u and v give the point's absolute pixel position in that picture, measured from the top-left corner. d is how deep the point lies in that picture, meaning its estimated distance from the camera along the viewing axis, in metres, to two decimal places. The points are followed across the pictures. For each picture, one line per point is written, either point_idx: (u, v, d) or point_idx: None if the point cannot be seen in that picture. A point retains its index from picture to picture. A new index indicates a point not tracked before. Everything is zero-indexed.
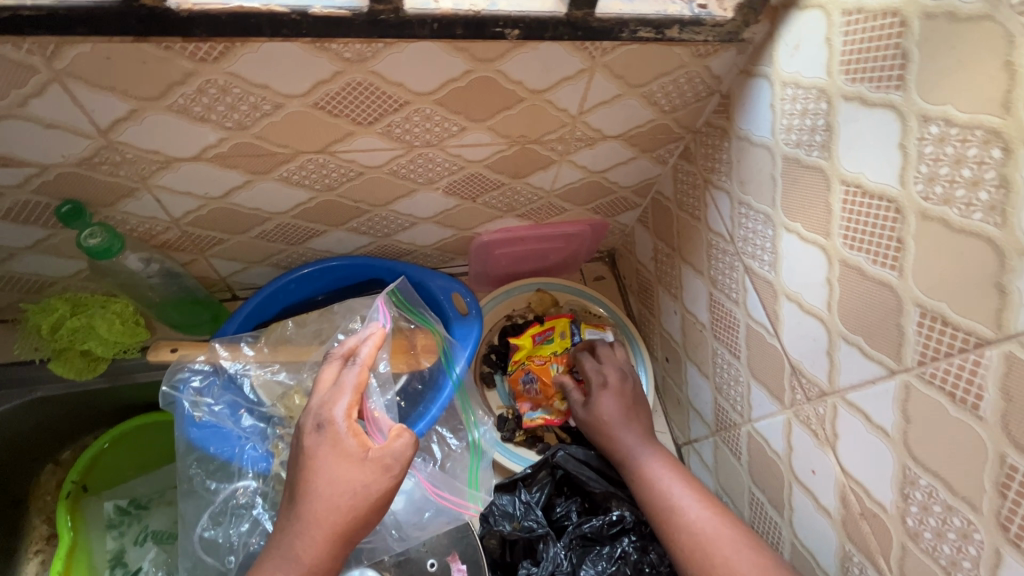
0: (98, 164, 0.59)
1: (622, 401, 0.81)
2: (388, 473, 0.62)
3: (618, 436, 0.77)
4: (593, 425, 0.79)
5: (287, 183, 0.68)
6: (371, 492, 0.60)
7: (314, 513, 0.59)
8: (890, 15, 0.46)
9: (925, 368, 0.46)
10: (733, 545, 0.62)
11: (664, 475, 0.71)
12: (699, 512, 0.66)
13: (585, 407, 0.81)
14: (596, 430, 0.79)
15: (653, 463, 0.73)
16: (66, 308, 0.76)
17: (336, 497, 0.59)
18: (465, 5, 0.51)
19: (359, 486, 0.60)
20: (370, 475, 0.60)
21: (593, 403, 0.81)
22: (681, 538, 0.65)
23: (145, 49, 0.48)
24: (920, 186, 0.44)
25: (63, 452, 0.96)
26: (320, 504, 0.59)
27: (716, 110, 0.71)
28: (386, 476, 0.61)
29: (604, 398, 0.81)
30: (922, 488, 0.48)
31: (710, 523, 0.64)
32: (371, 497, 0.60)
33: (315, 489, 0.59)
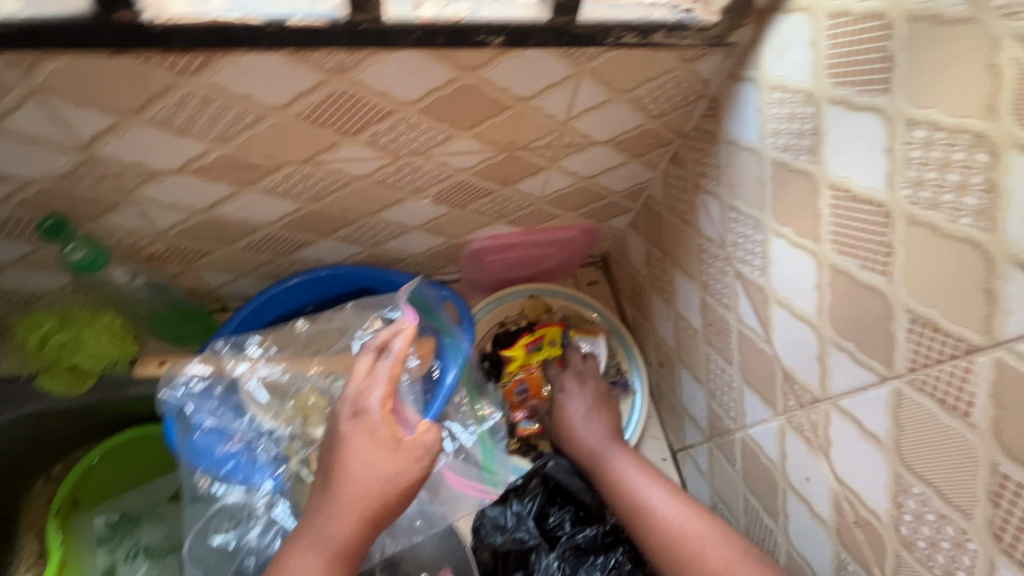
0: (80, 178, 0.59)
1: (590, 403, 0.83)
2: (418, 463, 0.63)
3: (583, 436, 0.79)
4: (560, 426, 0.82)
5: (273, 194, 0.68)
6: (402, 479, 0.61)
7: (348, 496, 0.60)
8: (875, 18, 0.45)
9: (916, 375, 0.45)
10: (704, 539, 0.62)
11: (634, 475, 0.71)
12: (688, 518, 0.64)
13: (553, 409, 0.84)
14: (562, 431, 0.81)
15: (622, 462, 0.74)
16: (54, 323, 0.75)
17: (368, 482, 0.60)
18: (446, 14, 0.51)
19: (390, 474, 0.61)
20: (401, 463, 0.62)
21: (562, 405, 0.84)
22: (652, 533, 0.65)
23: (122, 62, 0.47)
24: (908, 191, 0.44)
25: (55, 467, 0.96)
26: (353, 488, 0.60)
27: (705, 114, 0.70)
28: (416, 466, 0.62)
29: (571, 400, 0.83)
30: (915, 497, 0.47)
31: (684, 517, 0.65)
32: (401, 484, 0.61)
33: (349, 473, 0.60)
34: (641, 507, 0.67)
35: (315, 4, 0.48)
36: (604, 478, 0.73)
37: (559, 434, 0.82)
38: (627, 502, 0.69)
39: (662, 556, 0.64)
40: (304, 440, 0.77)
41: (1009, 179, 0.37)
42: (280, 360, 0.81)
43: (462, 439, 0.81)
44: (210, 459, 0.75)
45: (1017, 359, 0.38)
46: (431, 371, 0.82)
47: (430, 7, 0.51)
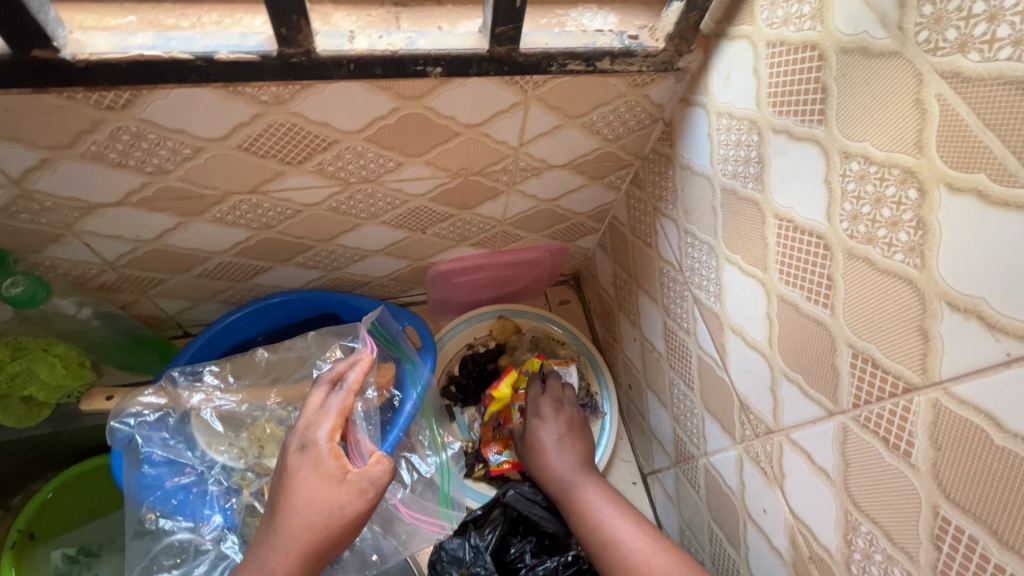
0: (16, 213, 0.58)
1: (565, 428, 0.80)
2: (363, 496, 0.61)
3: (554, 464, 0.76)
4: (533, 453, 0.79)
5: (223, 223, 0.66)
6: (345, 512, 0.60)
7: (290, 529, 0.58)
8: (810, 49, 0.44)
9: (860, 412, 0.44)
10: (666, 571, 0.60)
11: (598, 505, 0.69)
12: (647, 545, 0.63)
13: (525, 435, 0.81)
14: (533, 458, 0.78)
15: (591, 493, 0.71)
16: (6, 354, 0.70)
17: (311, 516, 0.58)
18: (382, 45, 0.50)
19: (333, 507, 0.59)
20: (346, 496, 0.60)
21: (534, 429, 0.80)
22: (618, 569, 0.63)
23: (45, 99, 0.46)
24: (845, 224, 0.43)
25: (13, 498, 0.94)
26: (296, 522, 0.58)
27: (661, 137, 0.70)
28: (362, 499, 0.61)
29: (544, 426, 0.80)
30: (863, 535, 0.46)
31: (644, 552, 0.62)
32: (344, 518, 0.60)
33: (293, 506, 0.59)
34: (610, 540, 0.65)
35: (245, 37, 0.47)
36: (572, 510, 0.71)
37: (531, 461, 0.79)
38: (596, 534, 0.66)
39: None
40: (259, 471, 0.73)
41: (937, 216, 0.36)
42: (237, 390, 0.76)
43: (421, 470, 0.80)
44: (157, 492, 0.70)
45: (951, 400, 0.37)
46: (391, 399, 0.81)
47: (365, 39, 0.50)
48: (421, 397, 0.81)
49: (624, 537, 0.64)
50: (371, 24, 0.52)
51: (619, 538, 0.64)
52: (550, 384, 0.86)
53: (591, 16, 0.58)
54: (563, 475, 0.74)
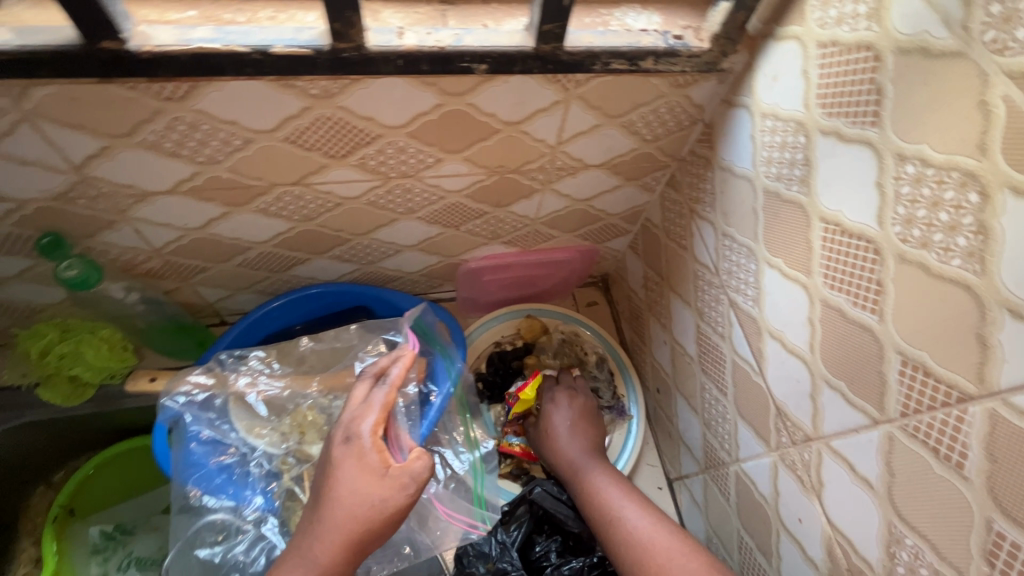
0: (75, 199, 0.60)
1: (577, 416, 0.81)
2: (404, 492, 0.61)
3: (565, 448, 0.77)
4: (545, 437, 0.80)
5: (266, 214, 0.68)
6: (386, 506, 0.60)
7: (333, 519, 0.59)
8: (865, 49, 0.44)
9: (908, 421, 0.43)
10: (668, 548, 0.60)
11: (610, 492, 0.69)
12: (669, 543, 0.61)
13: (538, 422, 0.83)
14: (546, 443, 0.80)
15: (597, 474, 0.72)
16: (55, 334, 0.77)
17: (354, 507, 0.60)
18: (430, 41, 0.50)
19: (375, 500, 0.60)
20: (387, 491, 0.61)
21: (548, 415, 0.82)
22: (620, 545, 0.63)
23: (110, 89, 0.48)
24: (898, 228, 0.42)
25: (55, 474, 0.98)
26: (339, 512, 0.59)
27: (700, 139, 0.69)
28: (402, 494, 0.61)
29: (557, 413, 0.82)
30: (908, 549, 0.45)
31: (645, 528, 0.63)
32: (386, 511, 0.60)
33: (336, 497, 0.60)
34: (613, 516, 0.66)
35: (299, 32, 0.48)
36: (579, 490, 0.72)
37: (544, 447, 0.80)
38: (600, 510, 0.68)
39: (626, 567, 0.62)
40: (299, 456, 0.74)
41: (1000, 221, 0.35)
42: (282, 376, 0.78)
43: (454, 466, 0.81)
44: (203, 471, 0.72)
45: (1009, 411, 0.36)
46: (423, 394, 0.82)
47: (414, 35, 0.50)
48: (454, 390, 0.81)
49: (627, 514, 0.65)
50: (419, 21, 0.53)
51: (621, 514, 0.66)
52: (563, 376, 0.88)
53: (635, 15, 0.58)
54: (572, 458, 0.76)
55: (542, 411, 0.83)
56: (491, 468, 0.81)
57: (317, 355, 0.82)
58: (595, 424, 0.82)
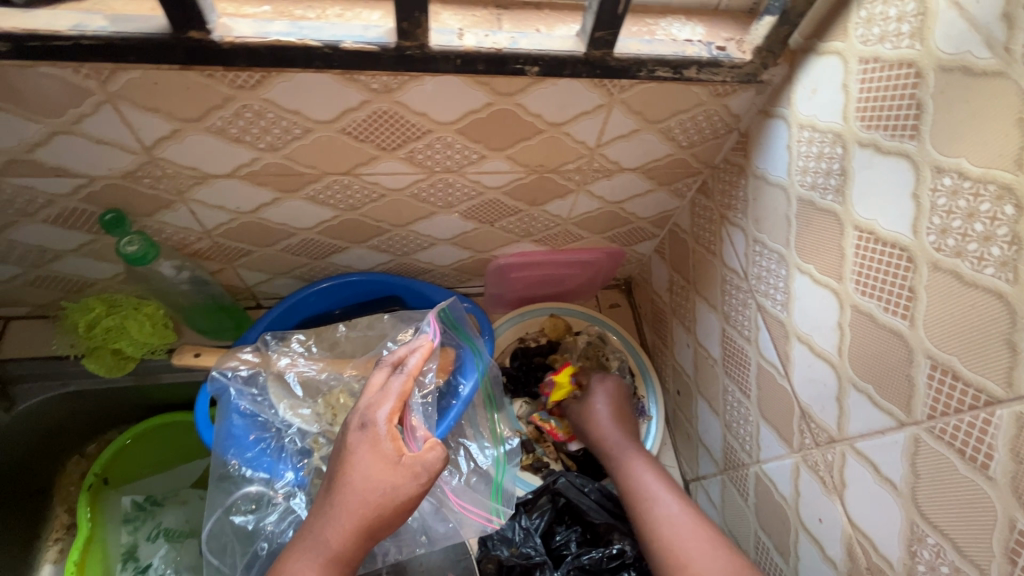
0: (140, 177, 0.64)
1: (613, 402, 0.84)
2: (416, 480, 0.63)
3: (603, 432, 0.81)
4: (584, 420, 0.84)
5: (314, 202, 0.71)
6: (398, 494, 0.62)
7: (346, 503, 0.61)
8: (906, 66, 0.46)
9: (935, 424, 0.45)
10: (693, 539, 0.64)
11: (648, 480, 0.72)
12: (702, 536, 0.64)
13: (576, 406, 0.86)
14: (585, 427, 0.84)
15: (634, 460, 0.76)
16: (102, 308, 0.81)
17: (366, 493, 0.61)
18: (487, 43, 0.53)
19: (386, 488, 0.62)
20: (399, 478, 0.62)
21: (586, 400, 0.85)
22: (659, 529, 0.66)
23: (189, 75, 0.51)
24: (932, 238, 0.44)
25: (88, 445, 1.02)
26: (352, 497, 0.61)
27: (734, 147, 0.71)
28: (414, 482, 0.63)
29: (596, 398, 0.85)
30: (930, 547, 0.47)
31: (672, 518, 0.67)
32: (397, 499, 0.62)
33: (349, 482, 0.62)
34: (646, 503, 0.70)
35: (367, 30, 0.52)
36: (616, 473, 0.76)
37: (582, 430, 0.84)
38: (632, 495, 0.72)
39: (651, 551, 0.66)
40: (329, 436, 0.77)
41: None
42: (319, 358, 0.81)
43: (478, 460, 0.81)
44: (241, 443, 0.75)
45: None
46: (450, 386, 0.84)
47: (473, 36, 0.53)
48: (479, 383, 0.83)
49: (658, 503, 0.69)
50: (476, 24, 0.56)
51: (652, 503, 0.69)
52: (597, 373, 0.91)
53: (680, 26, 0.60)
54: (609, 443, 0.79)
55: (582, 396, 0.86)
56: (514, 459, 0.82)
57: (349, 340, 0.85)
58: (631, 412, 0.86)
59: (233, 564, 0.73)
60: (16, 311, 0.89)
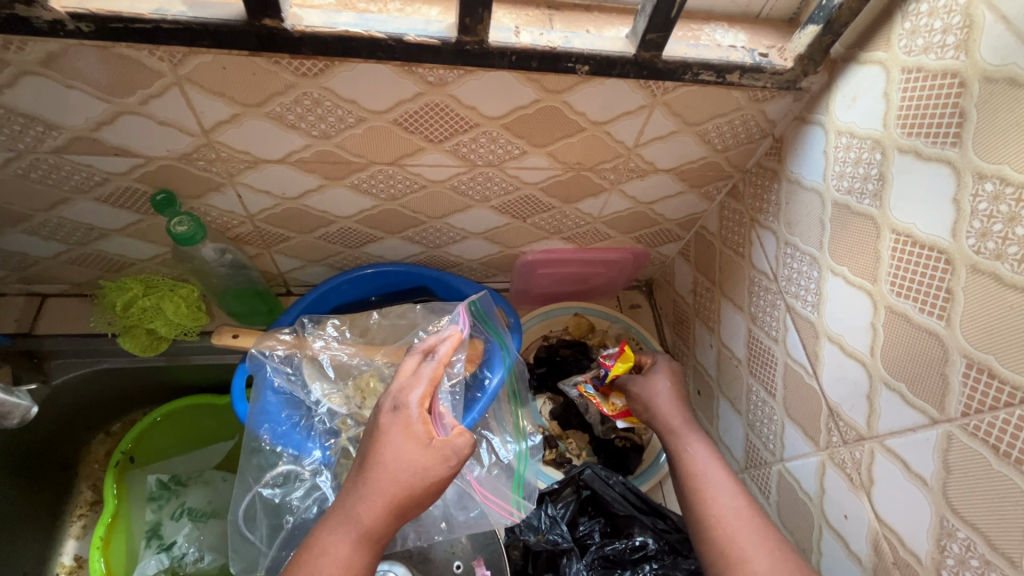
0: (195, 159, 0.66)
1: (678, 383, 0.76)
2: (446, 462, 0.64)
3: (665, 411, 0.72)
4: (644, 398, 0.74)
5: (356, 190, 0.73)
6: (428, 475, 0.62)
7: (377, 482, 0.62)
8: (950, 76, 0.48)
9: (969, 421, 0.47)
10: (753, 536, 0.57)
11: (709, 464, 0.64)
12: (751, 524, 0.58)
13: (636, 381, 0.77)
14: (643, 406, 0.74)
15: (693, 444, 0.67)
16: (139, 289, 0.84)
17: (398, 473, 0.62)
18: (542, 41, 0.55)
19: (418, 468, 0.62)
20: (430, 460, 0.63)
21: (649, 376, 0.76)
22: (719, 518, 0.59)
23: (257, 62, 0.54)
24: (972, 240, 0.46)
25: (114, 424, 1.03)
26: (383, 476, 0.62)
27: (768, 152, 0.73)
28: (444, 465, 0.63)
29: (659, 375, 0.76)
30: (959, 541, 0.48)
31: (730, 511, 0.59)
32: (427, 480, 0.62)
33: (381, 462, 0.62)
34: (703, 489, 0.62)
35: (429, 24, 0.54)
36: (671, 456, 0.68)
37: (639, 409, 0.74)
38: (689, 481, 0.64)
39: (704, 543, 0.59)
40: (357, 419, 0.78)
41: None
42: (351, 344, 0.83)
43: (500, 454, 0.81)
44: (275, 419, 0.77)
45: None
46: (476, 379, 0.84)
47: (529, 34, 0.55)
48: (505, 377, 0.83)
49: (717, 492, 0.61)
50: (530, 23, 0.58)
51: (711, 491, 0.62)
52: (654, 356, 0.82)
53: (723, 32, 0.62)
54: (672, 423, 0.70)
55: (644, 373, 0.78)
56: (536, 454, 0.83)
57: (379, 329, 0.86)
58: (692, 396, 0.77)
59: (258, 536, 0.75)
60: (55, 289, 0.91)
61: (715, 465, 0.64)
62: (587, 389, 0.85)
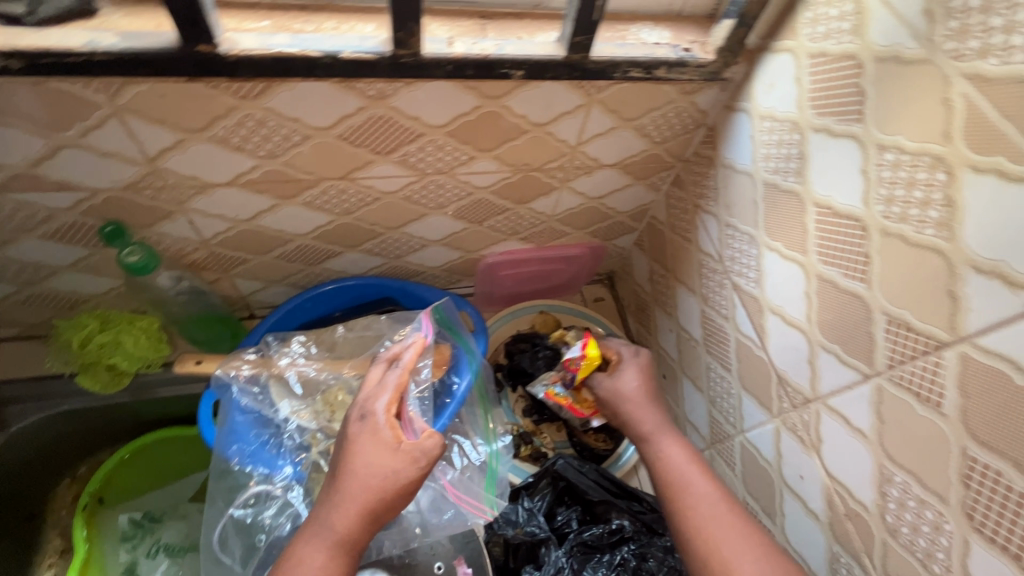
0: (142, 189, 0.66)
1: (646, 377, 0.76)
2: (415, 464, 0.64)
3: (636, 416, 0.72)
4: (611, 401, 0.75)
5: (310, 207, 0.74)
6: (399, 478, 0.63)
7: (349, 490, 0.63)
8: (849, 58, 0.52)
9: (894, 371, 0.50)
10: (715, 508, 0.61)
11: (683, 465, 0.65)
12: (710, 504, 0.61)
13: (603, 380, 0.77)
14: (612, 409, 0.76)
15: (669, 447, 0.68)
16: (95, 325, 0.81)
17: (368, 478, 0.63)
18: (476, 50, 0.58)
19: (388, 472, 0.63)
20: (399, 463, 0.64)
21: (617, 373, 0.76)
22: (687, 515, 0.61)
23: (195, 87, 0.55)
24: (881, 207, 0.50)
25: (80, 467, 1.01)
26: (354, 483, 0.63)
27: (703, 141, 0.77)
28: (414, 467, 0.64)
29: (626, 371, 0.76)
30: (898, 486, 0.51)
31: (707, 503, 0.61)
32: (399, 483, 0.63)
33: (352, 471, 0.63)
34: (679, 496, 0.63)
35: (363, 40, 0.56)
36: (649, 462, 0.69)
37: (609, 413, 0.77)
38: (668, 490, 0.64)
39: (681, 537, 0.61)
40: (328, 432, 0.78)
41: (964, 194, 0.43)
42: (318, 359, 0.83)
43: (471, 455, 0.82)
44: (243, 440, 0.77)
45: (977, 351, 0.43)
46: (445, 384, 0.85)
47: (462, 44, 0.58)
48: (474, 380, 0.85)
49: (699, 501, 0.62)
50: (464, 33, 0.60)
51: (690, 499, 0.62)
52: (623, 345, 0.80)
53: (648, 31, 0.66)
54: (644, 429, 0.71)
55: (611, 370, 0.78)
56: (508, 453, 0.83)
57: (346, 343, 0.87)
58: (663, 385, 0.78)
59: (232, 558, 0.74)
60: (5, 333, 0.88)
61: (693, 468, 0.65)
62: (558, 393, 0.84)
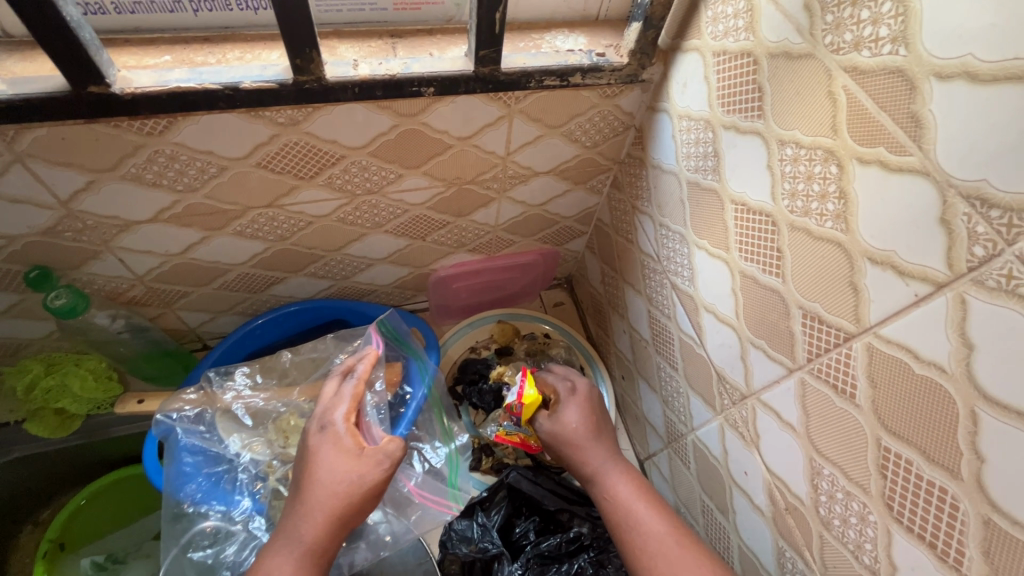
0: (62, 232, 0.65)
1: (588, 416, 0.75)
2: (380, 467, 0.64)
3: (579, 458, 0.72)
4: (553, 445, 0.75)
5: (242, 236, 0.74)
6: (365, 482, 0.63)
7: (315, 498, 0.61)
8: (746, 56, 0.52)
9: (814, 364, 0.50)
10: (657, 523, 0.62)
11: (631, 499, 0.66)
12: (659, 535, 0.61)
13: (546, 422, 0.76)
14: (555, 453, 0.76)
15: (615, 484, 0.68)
16: (41, 368, 0.78)
17: (334, 485, 0.62)
18: (382, 70, 0.57)
19: (353, 477, 0.62)
20: (364, 467, 0.63)
21: (556, 414, 0.75)
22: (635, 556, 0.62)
23: (95, 128, 0.54)
24: (786, 202, 0.50)
25: (42, 513, 0.99)
26: (320, 490, 0.61)
27: (634, 142, 0.77)
28: (379, 469, 0.64)
29: (567, 411, 0.75)
30: (826, 478, 0.51)
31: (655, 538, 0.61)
32: (365, 487, 0.63)
33: (316, 479, 0.62)
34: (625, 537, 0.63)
35: (264, 69, 0.55)
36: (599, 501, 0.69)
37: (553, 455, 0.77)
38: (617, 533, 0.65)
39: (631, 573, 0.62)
40: (283, 459, 0.78)
41: (854, 186, 0.43)
42: (266, 389, 0.83)
43: (432, 460, 0.82)
44: (195, 480, 0.76)
45: (881, 342, 0.43)
46: (400, 396, 0.84)
47: (367, 65, 0.57)
48: (429, 390, 0.84)
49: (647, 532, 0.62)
50: (372, 53, 0.60)
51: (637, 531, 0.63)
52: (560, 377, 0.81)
53: (563, 38, 0.65)
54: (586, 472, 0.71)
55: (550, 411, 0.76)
56: (466, 454, 0.83)
57: (296, 368, 0.86)
58: (605, 416, 0.77)
59: None
60: None
61: (638, 503, 0.65)
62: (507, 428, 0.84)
